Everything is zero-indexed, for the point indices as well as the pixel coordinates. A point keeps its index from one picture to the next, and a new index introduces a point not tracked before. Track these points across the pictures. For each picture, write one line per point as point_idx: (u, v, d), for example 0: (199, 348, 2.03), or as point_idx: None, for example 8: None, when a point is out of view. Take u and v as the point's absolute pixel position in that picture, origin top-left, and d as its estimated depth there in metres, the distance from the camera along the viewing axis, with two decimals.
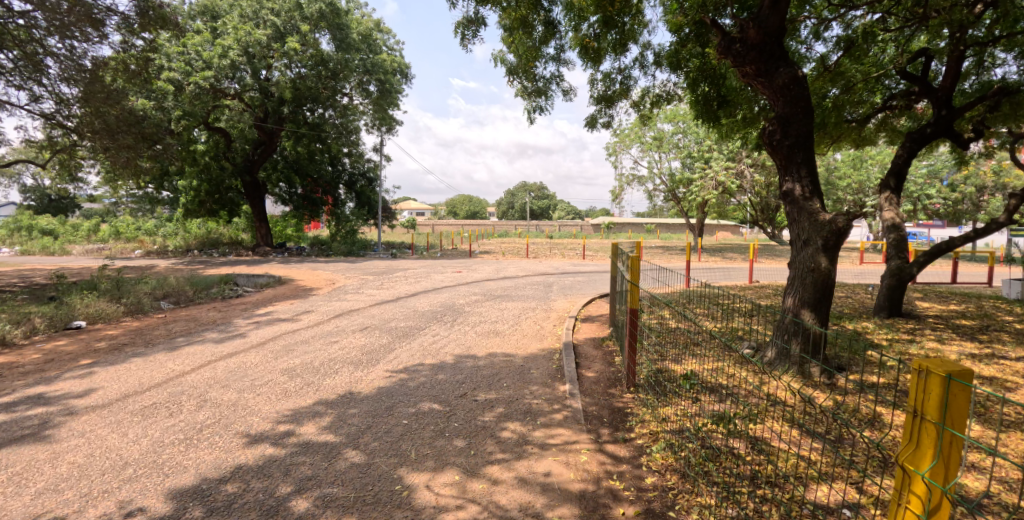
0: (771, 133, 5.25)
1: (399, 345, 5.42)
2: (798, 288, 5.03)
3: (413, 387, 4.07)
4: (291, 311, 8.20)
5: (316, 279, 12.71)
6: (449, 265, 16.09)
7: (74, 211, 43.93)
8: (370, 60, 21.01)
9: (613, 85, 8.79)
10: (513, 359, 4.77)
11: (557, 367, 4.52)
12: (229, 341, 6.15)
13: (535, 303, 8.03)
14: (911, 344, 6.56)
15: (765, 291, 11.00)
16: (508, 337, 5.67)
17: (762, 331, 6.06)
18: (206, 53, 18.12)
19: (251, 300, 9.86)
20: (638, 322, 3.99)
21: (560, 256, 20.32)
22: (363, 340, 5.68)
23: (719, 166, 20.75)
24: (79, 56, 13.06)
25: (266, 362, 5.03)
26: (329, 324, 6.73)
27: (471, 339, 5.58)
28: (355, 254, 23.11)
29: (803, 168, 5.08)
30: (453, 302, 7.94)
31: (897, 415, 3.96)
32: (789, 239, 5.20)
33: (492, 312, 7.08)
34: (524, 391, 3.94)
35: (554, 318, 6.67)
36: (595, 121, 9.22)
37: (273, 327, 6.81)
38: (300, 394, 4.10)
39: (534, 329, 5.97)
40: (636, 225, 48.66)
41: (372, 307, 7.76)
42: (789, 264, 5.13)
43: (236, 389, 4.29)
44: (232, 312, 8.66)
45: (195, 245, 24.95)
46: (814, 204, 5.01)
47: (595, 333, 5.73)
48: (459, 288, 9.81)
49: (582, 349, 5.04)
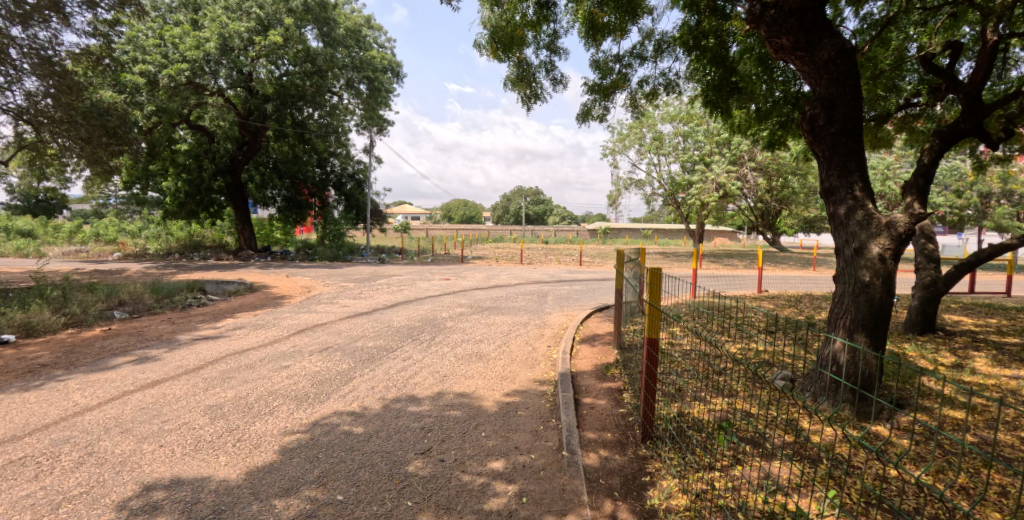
0: (811, 118, 4.33)
1: (361, 373, 4.47)
2: (849, 307, 4.04)
3: (361, 440, 3.11)
4: (249, 325, 7.19)
5: (292, 286, 11.73)
6: (438, 271, 15.12)
7: (60, 211, 42.70)
8: (359, 57, 20.20)
9: (609, 74, 7.91)
10: (496, 397, 3.85)
11: (552, 409, 3.57)
12: (161, 364, 5.16)
13: (527, 316, 7.09)
14: (958, 370, 5.68)
15: (779, 303, 10.10)
16: (492, 362, 4.72)
17: (795, 356, 5.14)
18: (182, 45, 17.23)
19: (213, 310, 8.88)
20: (658, 355, 2.99)
21: (556, 263, 19.38)
22: (317, 366, 4.71)
23: (721, 169, 19.93)
24: (44, 46, 12.05)
25: (192, 396, 4.05)
26: (286, 343, 5.74)
27: (448, 365, 4.62)
28: (342, 258, 22.09)
29: (852, 160, 4.17)
30: (434, 316, 6.96)
31: (987, 480, 3.09)
32: (835, 246, 4.25)
33: (476, 329, 6.11)
34: (507, 445, 3.02)
35: (549, 337, 5.72)
36: (589, 114, 8.33)
37: (221, 346, 5.81)
38: (213, 449, 3.13)
39: (525, 353, 5.01)
40: (633, 231, 47.98)
41: (340, 321, 6.78)
42: (835, 278, 4.18)
43: (138, 438, 3.35)
44: (186, 325, 7.64)
45: (176, 248, 23.86)
46: (864, 204, 4.10)
47: (597, 358, 4.84)
48: (444, 297, 8.83)
49: (584, 384, 4.08)
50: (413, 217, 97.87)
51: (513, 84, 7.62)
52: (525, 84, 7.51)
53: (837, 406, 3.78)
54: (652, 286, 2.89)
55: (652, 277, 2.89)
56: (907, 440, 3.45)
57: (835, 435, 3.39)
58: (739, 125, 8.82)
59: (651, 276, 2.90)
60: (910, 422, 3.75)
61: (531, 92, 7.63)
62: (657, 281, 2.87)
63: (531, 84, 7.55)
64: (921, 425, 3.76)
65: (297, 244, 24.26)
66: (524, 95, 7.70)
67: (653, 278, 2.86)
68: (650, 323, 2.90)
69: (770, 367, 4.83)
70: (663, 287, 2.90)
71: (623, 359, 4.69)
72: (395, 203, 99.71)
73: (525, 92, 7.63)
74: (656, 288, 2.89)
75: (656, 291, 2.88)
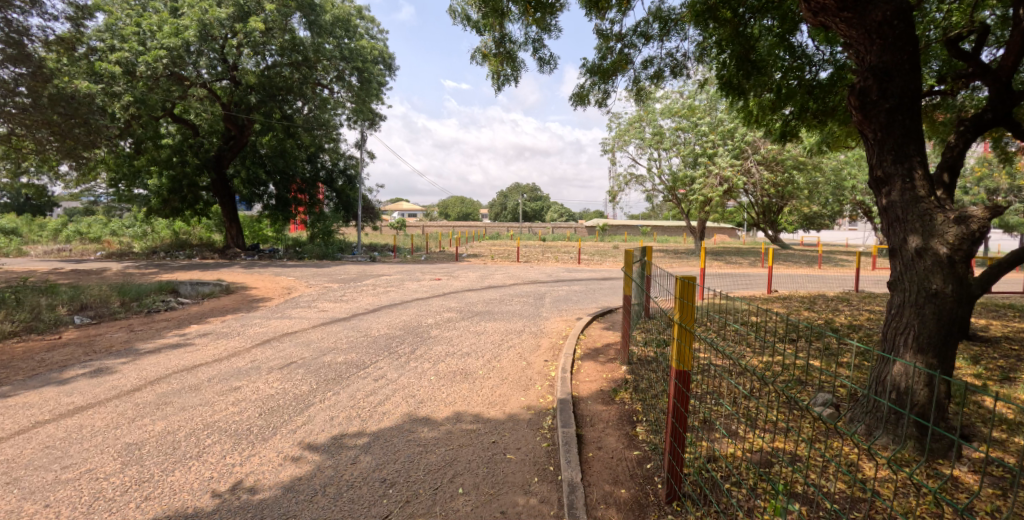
0: (861, 92, 3.62)
1: (321, 397, 3.74)
2: (910, 320, 3.35)
3: (301, 501, 2.39)
4: (213, 332, 6.45)
5: (273, 287, 10.97)
6: (430, 270, 14.36)
7: (49, 210, 41.94)
8: (348, 48, 19.29)
9: (610, 54, 7.20)
10: (479, 431, 3.13)
11: (550, 451, 2.86)
12: (96, 384, 4.45)
13: (522, 323, 6.39)
14: (1013, 385, 4.98)
15: (794, 305, 9.38)
16: (479, 382, 4.00)
17: (829, 375, 4.53)
18: (162, 33, 16.53)
19: (181, 315, 8.16)
20: (689, 396, 2.28)
21: (555, 261, 18.66)
22: (271, 390, 3.97)
23: (724, 164, 19.26)
24: (16, 32, 11.31)
25: (112, 432, 3.33)
26: (246, 356, 5.04)
27: (426, 387, 3.89)
28: (333, 256, 21.34)
29: (910, 143, 3.49)
30: (418, 323, 6.26)
31: None
32: (890, 248, 3.56)
33: (462, 339, 5.39)
34: (491, 510, 2.31)
35: (546, 349, 5.00)
36: (586, 98, 7.62)
37: (171, 359, 5.08)
38: (108, 511, 2.42)
39: (518, 370, 4.28)
40: (631, 228, 47.25)
41: (313, 330, 6.04)
42: (892, 286, 3.49)
43: (22, 493, 2.63)
44: (146, 332, 6.94)
45: (163, 246, 22.99)
46: (927, 196, 3.39)
47: (601, 377, 4.14)
48: (433, 300, 8.14)
49: (588, 412, 3.38)
50: (410, 215, 97.05)
51: (489, 59, 7.04)
52: (499, 61, 6.91)
53: (901, 443, 3.15)
54: (682, 303, 2.16)
55: (681, 287, 2.17)
56: (991, 494, 2.80)
57: (905, 488, 2.73)
58: (753, 114, 8.14)
59: (680, 286, 2.18)
60: (987, 466, 3.10)
61: (504, 70, 7.06)
62: (690, 294, 2.13)
63: (509, 62, 6.99)
64: (1000, 469, 3.10)
65: (287, 243, 23.40)
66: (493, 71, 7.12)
67: (684, 288, 2.13)
68: (678, 352, 2.20)
69: (805, 389, 4.20)
70: (697, 303, 2.16)
71: (635, 378, 4.01)
72: (391, 200, 98.47)
73: (495, 69, 7.06)
74: (687, 305, 2.15)
75: (687, 310, 2.14)
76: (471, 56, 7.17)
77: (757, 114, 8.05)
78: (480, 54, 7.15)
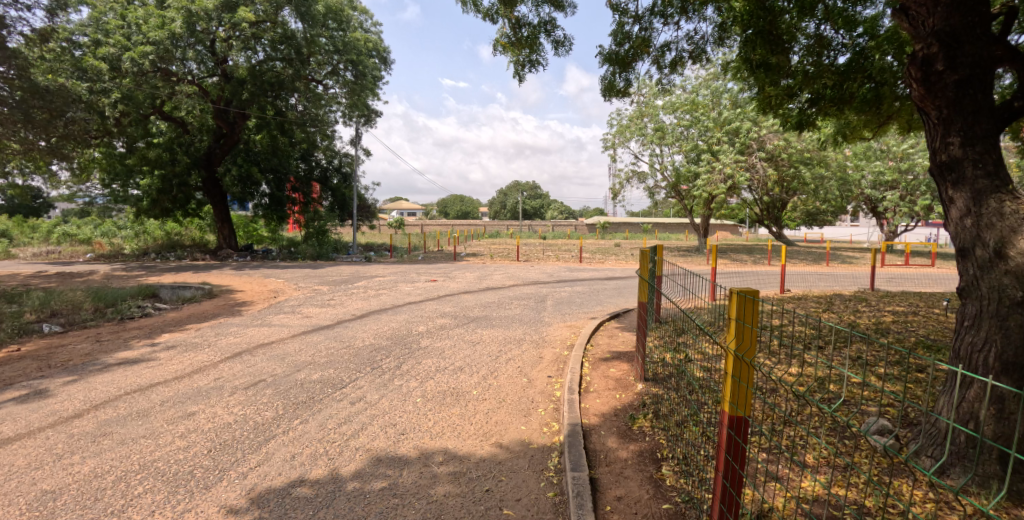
0: (922, 61, 3.04)
1: (284, 428, 3.19)
2: (988, 334, 2.76)
3: None
4: (182, 343, 5.89)
5: (259, 290, 10.39)
6: (425, 271, 13.74)
7: (46, 212, 41.80)
8: (341, 39, 18.63)
9: (627, 40, 6.63)
10: (471, 473, 2.56)
11: (557, 505, 2.29)
12: (36, 407, 3.90)
13: (523, 330, 5.84)
14: None
15: (811, 306, 8.78)
16: (471, 407, 3.42)
17: (872, 394, 3.97)
18: (148, 25, 16.07)
19: (155, 322, 7.59)
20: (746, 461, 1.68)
21: (555, 260, 18.08)
22: (228, 418, 3.42)
23: (729, 159, 18.64)
24: None
25: (30, 475, 2.79)
26: (211, 373, 4.48)
27: (410, 413, 3.32)
28: (327, 256, 20.71)
29: (982, 117, 2.91)
30: (407, 331, 5.67)
31: None
32: (958, 247, 2.99)
33: (455, 351, 4.81)
34: None
35: (550, 363, 4.42)
36: (613, 87, 7.04)
37: (126, 377, 4.53)
38: None
39: (517, 391, 3.71)
40: (632, 226, 46.61)
41: (290, 340, 5.45)
42: (965, 294, 2.91)
43: None
44: (113, 342, 6.40)
45: (153, 247, 22.35)
46: (1005, 185, 2.84)
47: (613, 397, 3.58)
48: (425, 305, 7.58)
49: (601, 448, 2.82)
50: (409, 214, 96.46)
51: (509, 49, 6.52)
52: (521, 46, 6.37)
53: (982, 484, 2.59)
54: (739, 326, 1.59)
55: (736, 303, 1.62)
56: None
57: None
58: (772, 102, 7.65)
59: (734, 301, 1.61)
60: None
61: (526, 56, 6.50)
62: (753, 315, 1.56)
63: (528, 47, 6.42)
64: None
65: (281, 243, 22.81)
66: (517, 60, 6.58)
67: (742, 305, 1.57)
68: (733, 391, 1.65)
69: (849, 412, 3.65)
70: (760, 325, 1.59)
71: (655, 399, 3.45)
72: (390, 199, 97.91)
73: (518, 57, 6.53)
74: (746, 328, 1.58)
75: (747, 335, 1.58)
76: (492, 47, 6.68)
77: (777, 101, 7.58)
78: (498, 44, 6.65)
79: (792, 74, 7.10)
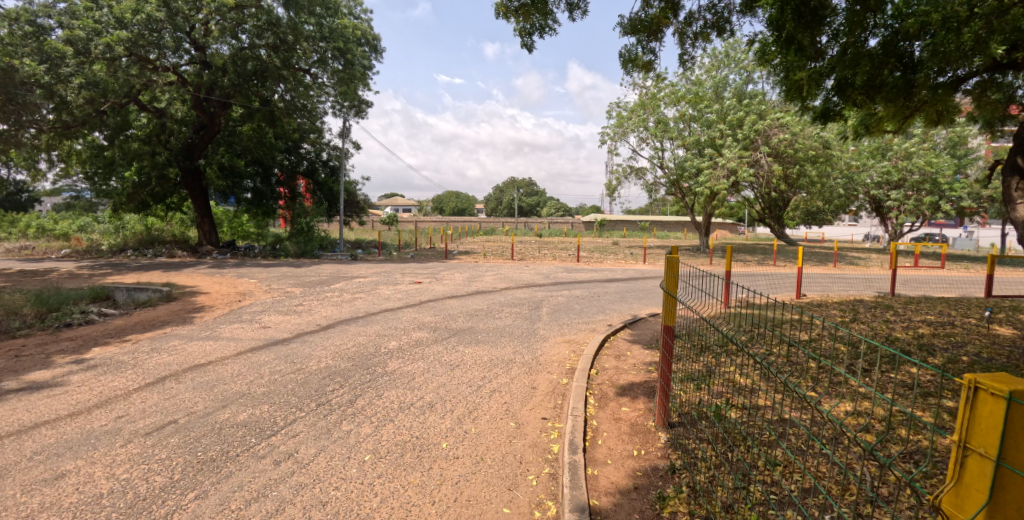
0: None
1: (168, 508, 2.26)
2: None
3: None
4: (108, 360, 4.93)
5: (224, 292, 9.40)
6: (410, 271, 12.76)
7: (30, 205, 40.40)
8: (328, 25, 17.47)
9: (651, 5, 5.72)
10: None
11: None
12: None
13: (514, 347, 4.92)
14: None
15: (834, 314, 7.92)
16: (437, 471, 2.50)
17: None
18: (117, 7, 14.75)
19: (95, 332, 6.60)
20: None
21: (551, 259, 17.14)
22: (104, 486, 2.49)
23: (732, 154, 17.64)
24: None
25: None
26: (112, 408, 3.51)
27: (349, 483, 2.40)
28: (312, 254, 19.68)
29: None
30: (374, 350, 4.72)
31: None
32: None
33: (428, 379, 3.88)
34: None
35: (545, 397, 3.51)
36: (632, 63, 6.16)
37: (11, 411, 3.58)
38: None
39: (501, 443, 2.80)
40: (630, 225, 45.54)
41: (232, 361, 4.49)
42: None
43: None
44: (35, 357, 5.46)
45: (132, 243, 21.18)
46: None
47: (630, 456, 2.67)
48: (402, 313, 6.62)
49: None
50: (403, 210, 95.11)
51: (512, 14, 5.61)
52: (527, 10, 5.44)
53: None
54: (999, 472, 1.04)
55: (986, 423, 1.07)
56: None
57: None
58: (797, 87, 6.69)
59: (987, 420, 1.05)
60: None
61: (535, 20, 5.55)
62: None
63: (539, 9, 5.47)
64: None
65: (267, 240, 21.83)
66: (523, 28, 5.66)
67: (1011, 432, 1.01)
68: None
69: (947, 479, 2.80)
70: None
71: (687, 460, 2.57)
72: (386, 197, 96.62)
73: (523, 23, 5.60)
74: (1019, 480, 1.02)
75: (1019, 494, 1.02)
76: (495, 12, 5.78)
77: (801, 87, 6.61)
78: (501, 8, 5.71)
79: (819, 56, 6.24)
